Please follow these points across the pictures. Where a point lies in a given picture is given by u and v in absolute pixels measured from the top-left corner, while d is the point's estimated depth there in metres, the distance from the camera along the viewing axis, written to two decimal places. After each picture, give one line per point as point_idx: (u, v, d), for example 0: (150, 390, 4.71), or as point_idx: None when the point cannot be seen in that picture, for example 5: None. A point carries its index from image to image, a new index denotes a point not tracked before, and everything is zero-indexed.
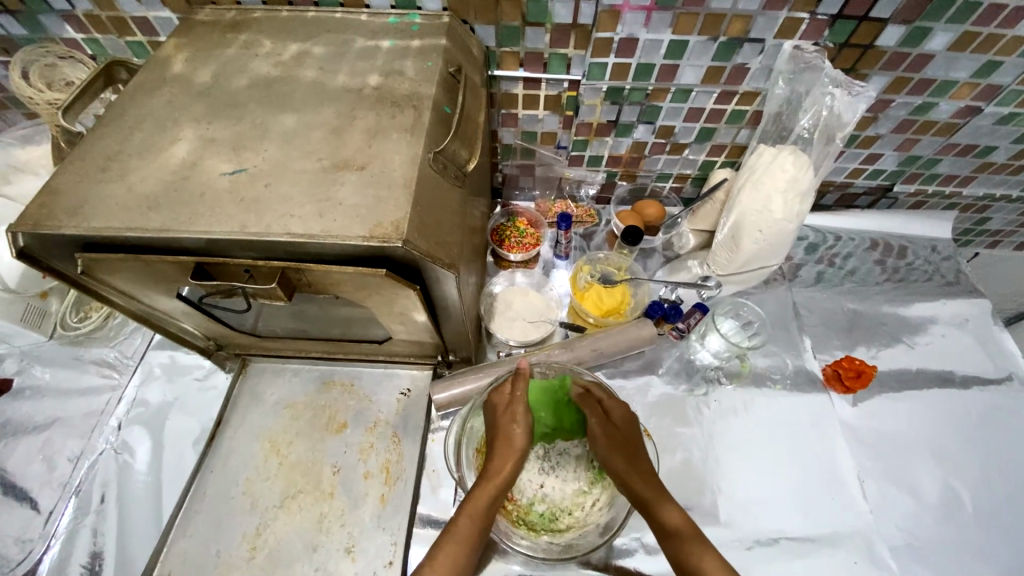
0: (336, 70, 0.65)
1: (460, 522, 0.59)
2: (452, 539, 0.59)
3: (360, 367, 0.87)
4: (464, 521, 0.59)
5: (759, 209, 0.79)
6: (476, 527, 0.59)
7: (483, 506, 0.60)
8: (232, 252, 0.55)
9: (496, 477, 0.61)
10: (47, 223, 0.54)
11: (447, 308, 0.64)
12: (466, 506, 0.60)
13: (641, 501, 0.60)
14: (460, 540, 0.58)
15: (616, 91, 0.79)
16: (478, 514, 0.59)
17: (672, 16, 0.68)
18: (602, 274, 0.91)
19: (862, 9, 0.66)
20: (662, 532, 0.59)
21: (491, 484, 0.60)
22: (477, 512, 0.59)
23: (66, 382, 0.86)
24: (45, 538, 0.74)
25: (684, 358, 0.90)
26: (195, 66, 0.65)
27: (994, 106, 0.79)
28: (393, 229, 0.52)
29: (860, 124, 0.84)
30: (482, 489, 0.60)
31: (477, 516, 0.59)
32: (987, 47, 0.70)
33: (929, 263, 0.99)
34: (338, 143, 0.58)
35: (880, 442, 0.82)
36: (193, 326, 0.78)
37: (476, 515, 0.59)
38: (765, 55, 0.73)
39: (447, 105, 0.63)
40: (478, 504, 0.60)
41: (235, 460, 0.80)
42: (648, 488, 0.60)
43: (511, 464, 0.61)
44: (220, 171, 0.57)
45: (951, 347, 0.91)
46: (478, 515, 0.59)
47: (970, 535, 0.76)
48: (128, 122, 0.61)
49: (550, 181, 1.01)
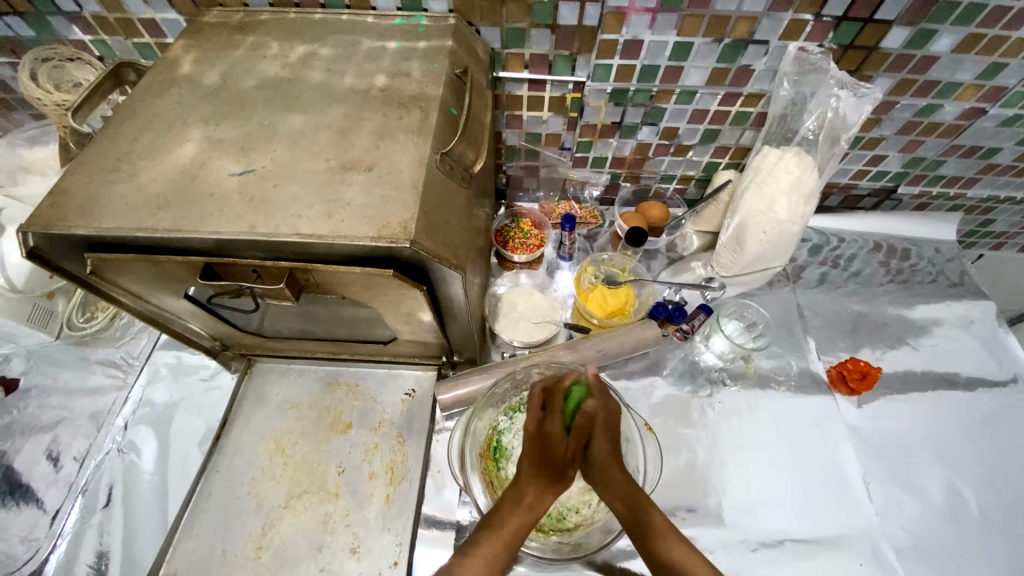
0: (343, 71, 0.65)
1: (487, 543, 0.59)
2: (479, 558, 0.59)
3: (364, 368, 0.87)
4: (492, 543, 0.59)
5: (764, 210, 0.79)
6: (505, 548, 0.59)
7: (510, 528, 0.59)
8: (241, 252, 0.55)
9: (523, 503, 0.59)
10: (58, 223, 0.54)
11: (453, 309, 0.64)
12: (493, 529, 0.59)
13: (637, 502, 0.60)
14: (490, 559, 0.58)
15: (619, 93, 0.80)
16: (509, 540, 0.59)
17: (677, 18, 0.68)
18: (606, 275, 0.91)
19: (867, 12, 0.67)
20: (646, 534, 0.59)
21: (525, 502, 0.59)
22: (504, 532, 0.59)
23: (72, 382, 0.87)
24: (52, 538, 0.75)
25: (688, 359, 0.89)
26: (203, 67, 0.65)
27: (999, 108, 0.79)
28: (401, 229, 0.52)
29: (865, 126, 0.84)
30: (513, 514, 0.59)
31: (505, 537, 0.59)
32: (993, 49, 0.70)
33: (933, 265, 0.99)
34: (345, 143, 0.59)
35: (885, 443, 0.82)
36: (199, 326, 0.78)
37: (504, 535, 0.59)
38: (771, 56, 0.73)
39: (453, 106, 0.63)
40: (509, 525, 0.59)
41: (242, 460, 0.80)
42: (636, 491, 0.60)
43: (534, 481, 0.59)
44: (229, 172, 0.57)
45: (956, 349, 0.90)
46: (504, 536, 0.59)
47: (975, 538, 0.75)
48: (137, 123, 0.61)
49: (554, 183, 1.01)
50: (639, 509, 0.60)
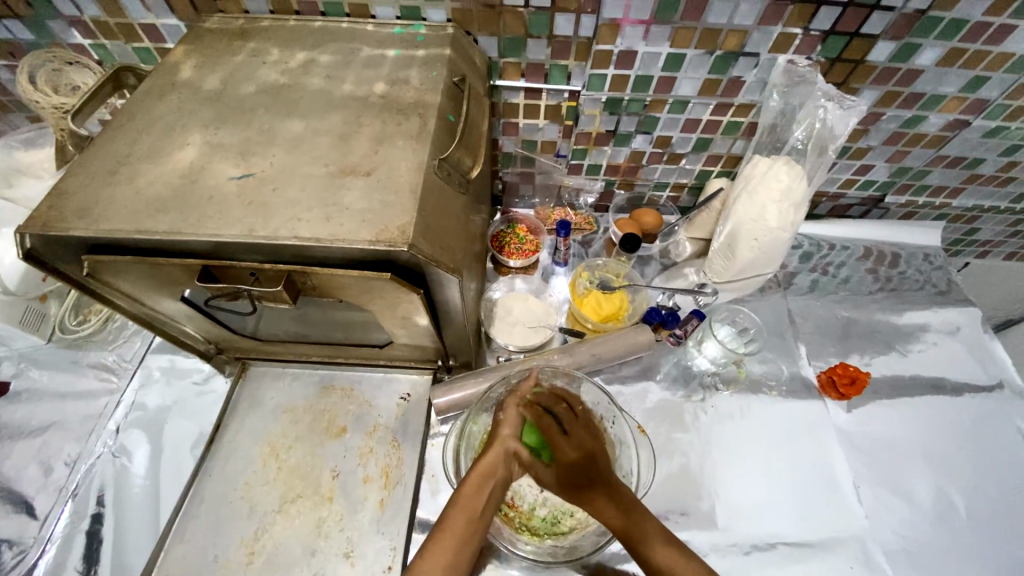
0: (342, 78, 0.66)
1: (452, 517, 0.60)
2: (444, 534, 0.59)
3: (360, 372, 0.87)
4: (456, 514, 0.60)
5: (755, 218, 0.81)
6: (469, 519, 0.60)
7: (472, 498, 0.60)
8: (239, 255, 0.55)
9: (484, 469, 0.61)
10: (56, 225, 0.54)
11: (449, 312, 0.65)
12: (458, 499, 0.61)
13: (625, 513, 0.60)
14: (454, 532, 0.59)
15: (614, 102, 0.81)
16: (472, 510, 0.60)
17: (671, 29, 0.70)
18: (601, 280, 0.92)
19: (853, 26, 0.69)
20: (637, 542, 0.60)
21: (484, 469, 0.61)
22: (467, 504, 0.60)
23: (64, 385, 0.86)
24: (40, 543, 0.74)
25: (681, 364, 0.90)
26: (203, 72, 0.66)
27: (982, 120, 0.81)
28: (399, 233, 0.53)
29: (853, 136, 0.86)
30: (472, 479, 0.61)
31: (469, 508, 0.60)
32: (975, 63, 0.72)
33: (921, 273, 1.01)
34: (344, 149, 0.59)
35: (875, 447, 0.84)
36: (194, 329, 0.78)
37: (466, 508, 0.60)
38: (761, 68, 0.75)
39: (451, 113, 0.64)
40: (469, 495, 0.60)
41: (235, 464, 0.80)
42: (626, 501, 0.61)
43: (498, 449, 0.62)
44: (228, 175, 0.57)
45: (943, 354, 0.92)
46: (468, 508, 0.60)
47: (963, 541, 0.76)
48: (136, 126, 0.61)
49: (549, 189, 1.02)
50: (630, 514, 0.60)
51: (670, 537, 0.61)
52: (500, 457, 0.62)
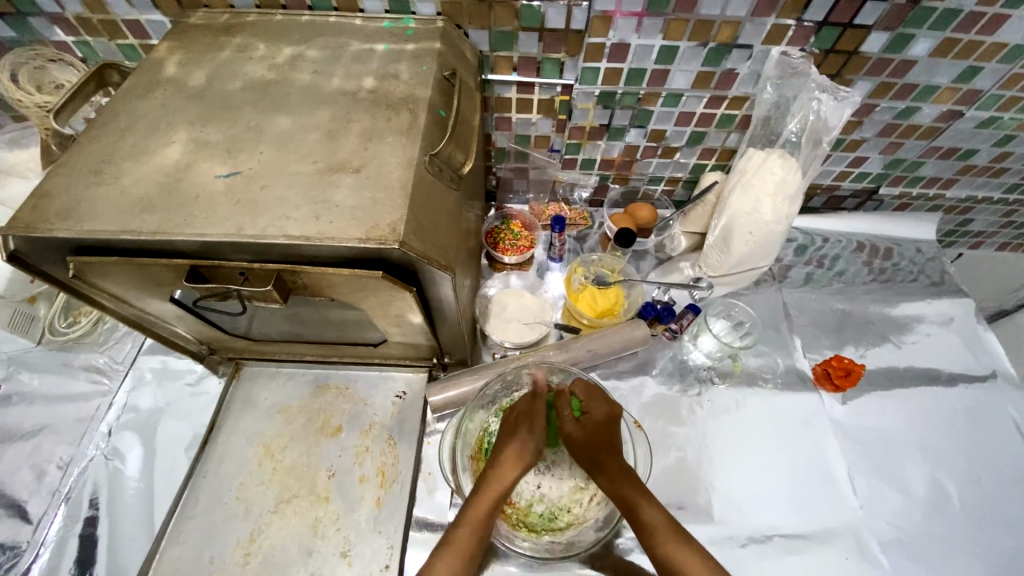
0: (330, 73, 0.65)
1: (458, 532, 0.61)
2: (449, 547, 0.60)
3: (354, 370, 0.86)
4: (461, 529, 0.61)
5: (750, 211, 0.80)
6: (473, 532, 0.61)
7: (476, 512, 0.62)
8: (227, 255, 0.55)
9: (489, 482, 0.63)
10: (39, 226, 0.53)
11: (443, 310, 0.64)
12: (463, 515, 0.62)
13: (630, 505, 0.62)
14: (457, 547, 0.60)
15: (607, 96, 0.81)
16: (476, 525, 0.61)
17: (663, 21, 0.69)
18: (596, 275, 0.92)
19: (847, 17, 0.68)
20: (646, 532, 0.61)
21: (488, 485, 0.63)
22: (472, 518, 0.61)
23: (55, 388, 0.85)
24: (34, 547, 0.73)
25: (677, 358, 0.90)
26: (189, 68, 0.65)
27: (975, 110, 0.81)
28: (390, 230, 0.52)
29: (847, 128, 0.86)
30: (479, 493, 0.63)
31: (473, 523, 0.61)
32: (968, 53, 0.72)
33: (915, 264, 1.01)
34: (333, 146, 0.58)
35: (871, 438, 0.84)
36: (185, 330, 0.77)
37: (471, 524, 0.61)
38: (754, 60, 0.75)
39: (441, 108, 0.64)
40: (474, 513, 0.61)
41: (229, 466, 0.79)
42: (633, 492, 0.63)
43: (503, 462, 0.64)
44: (215, 174, 0.56)
45: (936, 345, 0.92)
46: (472, 522, 0.61)
47: (958, 530, 0.77)
48: (121, 125, 0.60)
49: (543, 184, 1.01)
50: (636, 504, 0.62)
51: (679, 533, 0.61)
52: (505, 471, 0.64)
